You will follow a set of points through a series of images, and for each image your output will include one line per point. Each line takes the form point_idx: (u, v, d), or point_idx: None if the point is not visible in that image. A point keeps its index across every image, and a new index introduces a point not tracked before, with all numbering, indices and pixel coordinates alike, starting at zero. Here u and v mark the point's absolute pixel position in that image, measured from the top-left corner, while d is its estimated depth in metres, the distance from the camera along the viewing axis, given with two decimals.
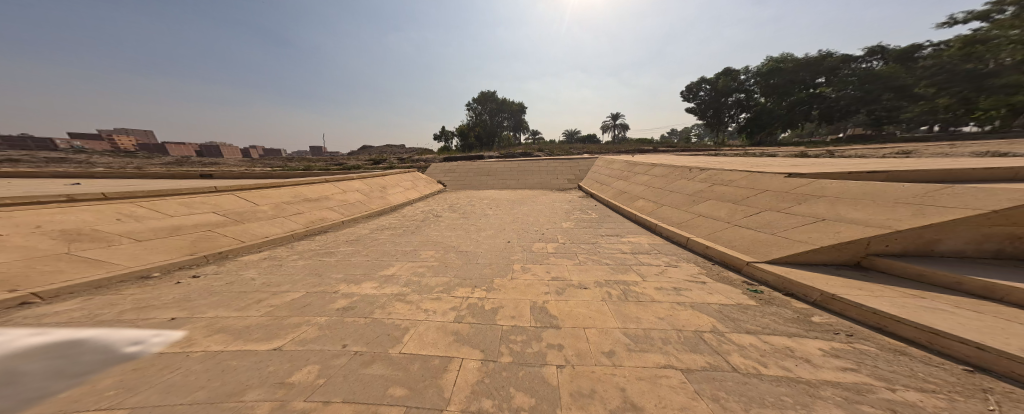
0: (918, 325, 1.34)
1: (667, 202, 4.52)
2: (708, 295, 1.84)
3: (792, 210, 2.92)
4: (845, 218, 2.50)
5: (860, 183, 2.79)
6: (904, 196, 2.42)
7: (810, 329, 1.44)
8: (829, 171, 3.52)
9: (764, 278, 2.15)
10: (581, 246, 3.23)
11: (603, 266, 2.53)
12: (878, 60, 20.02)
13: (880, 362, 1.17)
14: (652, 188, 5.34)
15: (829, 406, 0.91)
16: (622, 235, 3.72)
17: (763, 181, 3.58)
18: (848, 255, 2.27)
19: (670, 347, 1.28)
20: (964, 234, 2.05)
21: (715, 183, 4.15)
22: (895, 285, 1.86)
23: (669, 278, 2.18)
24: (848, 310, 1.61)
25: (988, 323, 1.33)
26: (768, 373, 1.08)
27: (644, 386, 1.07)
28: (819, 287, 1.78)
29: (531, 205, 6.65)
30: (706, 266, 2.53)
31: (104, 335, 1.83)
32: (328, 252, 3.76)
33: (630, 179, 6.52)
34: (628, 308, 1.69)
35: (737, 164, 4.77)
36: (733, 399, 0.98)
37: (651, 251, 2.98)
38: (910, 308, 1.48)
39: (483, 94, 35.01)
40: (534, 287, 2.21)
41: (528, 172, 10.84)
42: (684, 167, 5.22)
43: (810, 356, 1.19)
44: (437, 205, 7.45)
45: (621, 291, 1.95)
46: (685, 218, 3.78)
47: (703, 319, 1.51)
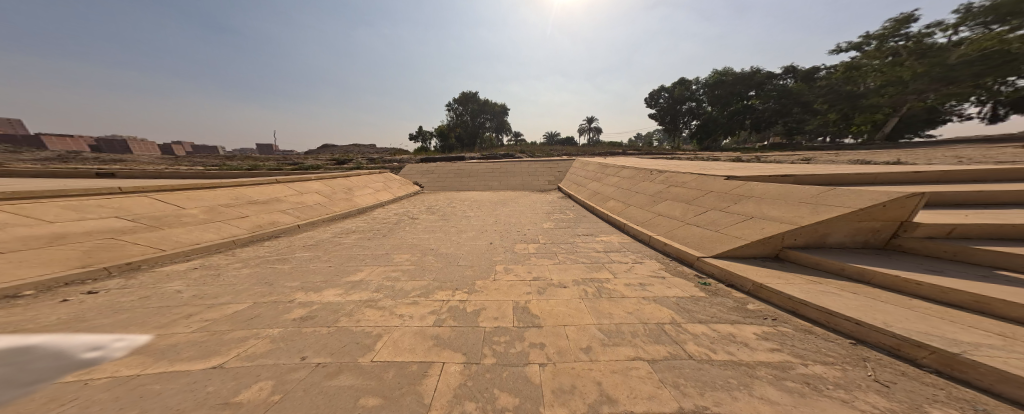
0: (819, 308, 1.67)
1: (634, 202, 4.88)
2: (668, 289, 2.07)
3: (729, 209, 3.38)
4: (767, 216, 2.98)
5: (776, 185, 3.33)
6: (804, 196, 2.96)
7: (746, 316, 1.71)
8: (759, 174, 4.13)
9: (710, 270, 2.47)
10: (559, 246, 3.36)
11: (579, 265, 2.67)
12: (791, 78, 23.77)
13: (795, 341, 1.45)
14: (621, 190, 5.73)
15: (763, 382, 1.10)
16: (594, 234, 3.97)
17: (708, 182, 4.07)
18: (770, 248, 2.71)
19: (639, 340, 1.42)
20: (845, 228, 2.58)
21: (672, 184, 4.59)
22: (805, 273, 2.29)
23: (636, 274, 2.39)
24: (772, 297, 1.94)
25: (865, 302, 1.72)
26: (717, 359, 1.26)
27: (618, 379, 1.17)
28: (751, 278, 2.11)
29: (513, 206, 6.70)
30: (666, 262, 2.82)
31: (58, 342, 1.67)
32: (283, 258, 3.35)
33: (602, 180, 6.90)
34: (602, 305, 1.82)
35: (690, 167, 5.34)
36: (691, 384, 1.13)
37: (621, 249, 3.23)
38: (814, 293, 1.84)
39: (465, 95, 34.23)
40: (515, 287, 2.25)
41: (504, 173, 10.83)
42: (647, 170, 5.68)
43: (748, 341, 1.42)
44: (411, 207, 7.08)
45: (597, 288, 2.09)
46: (648, 217, 4.15)
47: (664, 312, 1.70)
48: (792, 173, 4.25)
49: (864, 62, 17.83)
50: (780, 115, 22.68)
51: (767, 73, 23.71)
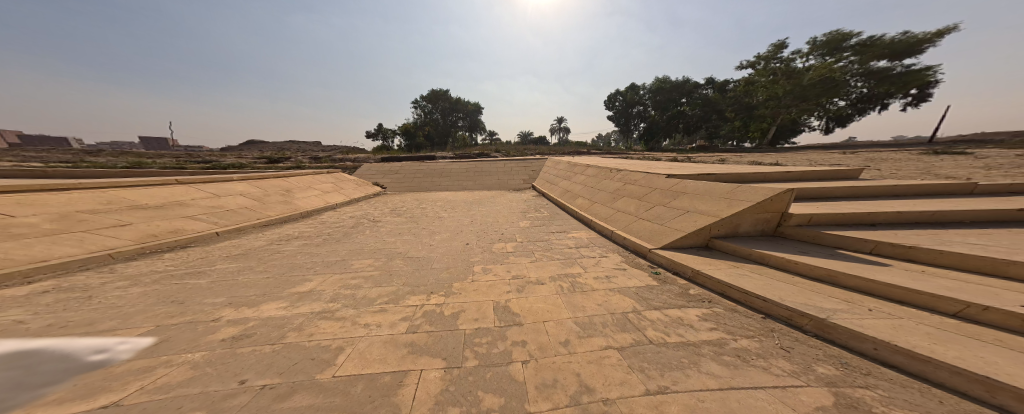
0: (740, 289, 2.07)
1: (597, 199, 5.26)
2: (629, 280, 2.32)
3: (672, 204, 3.88)
4: (698, 210, 3.51)
5: (702, 182, 3.93)
6: (721, 192, 3.56)
7: (690, 300, 2.03)
8: (695, 174, 4.81)
9: (660, 261, 2.84)
10: (533, 244, 3.45)
11: (553, 261, 2.80)
12: (711, 88, 27.96)
13: (726, 319, 1.77)
14: (585, 188, 6.11)
15: (707, 359, 1.33)
16: (564, 231, 4.19)
17: (654, 179, 4.59)
18: (701, 238, 3.22)
19: (609, 330, 1.57)
20: (752, 219, 3.20)
21: (626, 182, 5.06)
22: (730, 260, 2.79)
23: (602, 268, 2.61)
24: (707, 282, 2.32)
25: (770, 283, 2.18)
26: (672, 341, 1.47)
27: (594, 368, 1.29)
28: (691, 266, 2.49)
29: (488, 205, 6.61)
30: (626, 255, 3.14)
31: (59, 346, 1.59)
32: (207, 272, 2.78)
33: (569, 179, 7.28)
34: (575, 298, 1.96)
35: (641, 166, 5.94)
36: (652, 366, 1.30)
37: (588, 244, 3.48)
38: (737, 276, 2.27)
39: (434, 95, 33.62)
40: (495, 287, 2.27)
41: (473, 173, 10.59)
42: (607, 168, 6.14)
43: (693, 322, 1.68)
44: (373, 210, 6.51)
45: (570, 283, 2.23)
46: (610, 213, 4.54)
47: (627, 302, 1.90)
48: (719, 172, 5.04)
49: (753, 78, 21.85)
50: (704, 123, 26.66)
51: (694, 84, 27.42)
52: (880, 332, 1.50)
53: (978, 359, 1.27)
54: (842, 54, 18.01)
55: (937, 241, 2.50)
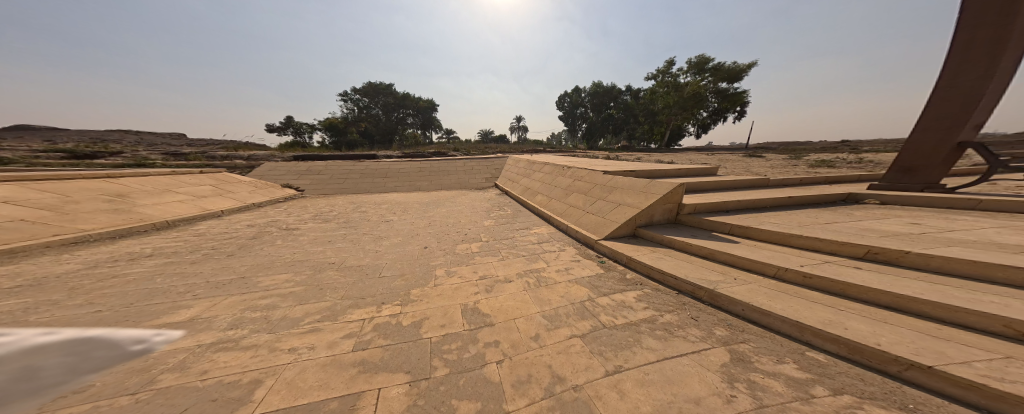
0: (661, 272, 2.58)
1: (550, 196, 5.69)
2: (582, 270, 2.88)
3: (608, 197, 4.45)
4: (624, 202, 4.12)
5: (624, 178, 4.57)
6: (638, 186, 4.22)
7: (628, 285, 2.54)
8: (623, 170, 5.60)
9: (603, 250, 3.31)
10: (498, 246, 3.65)
11: (518, 264, 3.07)
12: (629, 93, 32.23)
13: (652, 299, 2.27)
14: (540, 184, 6.51)
15: (646, 336, 1.79)
16: (522, 228, 4.50)
17: (594, 176, 5.13)
18: (628, 228, 3.77)
19: (574, 320, 1.98)
20: (662, 208, 3.91)
21: (575, 178, 5.53)
22: (654, 246, 3.46)
23: (562, 261, 3.14)
24: (639, 265, 2.79)
25: (677, 262, 2.79)
26: (621, 323, 1.94)
27: (563, 359, 1.60)
28: (625, 254, 2.99)
29: (448, 205, 6.42)
30: (578, 248, 3.62)
31: (107, 336, 1.86)
32: (73, 310, 2.17)
33: (522, 179, 7.66)
34: (541, 293, 2.41)
35: (585, 162, 6.58)
36: (606, 347, 1.70)
37: (547, 241, 3.87)
38: (659, 259, 2.85)
39: (373, 87, 30.95)
40: (462, 290, 2.48)
41: (424, 172, 9.93)
42: (559, 165, 6.58)
43: (631, 303, 2.20)
44: (289, 215, 5.60)
45: (537, 282, 2.63)
46: (564, 208, 4.95)
47: (582, 291, 2.43)
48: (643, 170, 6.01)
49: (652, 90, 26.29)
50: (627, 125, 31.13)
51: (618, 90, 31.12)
52: (744, 295, 2.11)
53: (791, 308, 1.93)
54: (704, 75, 23.16)
55: (765, 222, 3.59)
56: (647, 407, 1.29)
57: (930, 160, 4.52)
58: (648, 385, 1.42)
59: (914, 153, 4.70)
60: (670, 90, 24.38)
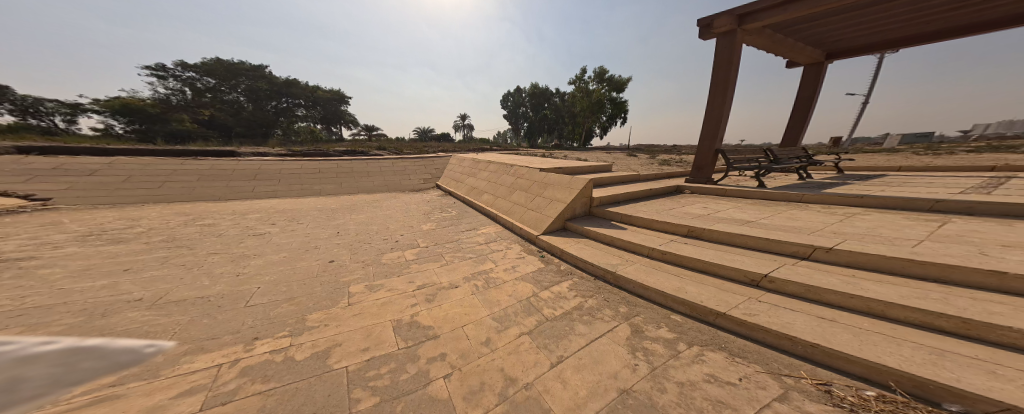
0: (589, 264, 2.98)
1: (493, 195, 5.71)
2: (527, 268, 3.06)
3: (544, 193, 4.72)
4: (554, 199, 4.44)
5: (553, 176, 4.92)
6: (563, 182, 4.60)
7: (561, 275, 2.91)
8: (551, 167, 6.00)
9: (545, 246, 3.61)
10: (444, 250, 3.50)
11: (468, 267, 3.02)
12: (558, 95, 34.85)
13: (584, 291, 2.62)
14: (484, 182, 6.48)
15: (577, 323, 2.11)
16: (467, 229, 4.43)
17: (532, 173, 5.36)
18: (559, 222, 4.06)
19: (522, 318, 2.14)
20: (582, 200, 4.38)
21: (517, 176, 5.66)
22: (582, 235, 3.87)
23: (509, 259, 3.25)
24: (572, 259, 3.19)
25: (595, 252, 3.27)
26: (560, 314, 2.21)
27: (513, 359, 1.70)
28: (559, 248, 3.39)
29: (377, 209, 5.79)
30: (523, 245, 3.78)
31: (101, 347, 1.77)
32: None
33: (466, 179, 7.49)
34: (490, 295, 2.46)
35: (525, 160, 6.82)
36: (546, 338, 1.93)
37: (494, 240, 3.91)
38: (587, 252, 3.26)
39: (214, 63, 25.89)
40: (394, 304, 2.31)
41: (348, 174, 8.76)
42: (502, 164, 6.64)
43: (565, 294, 2.54)
44: (138, 235, 4.13)
45: (485, 282, 2.68)
46: (507, 206, 5.04)
47: (527, 288, 2.61)
48: (572, 170, 6.59)
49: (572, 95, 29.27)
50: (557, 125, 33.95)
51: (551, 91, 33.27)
52: (644, 277, 2.65)
53: (672, 282, 2.53)
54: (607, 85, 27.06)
55: (658, 210, 4.42)
56: (582, 392, 1.49)
57: (707, 162, 6.28)
58: (582, 369, 1.64)
59: (701, 157, 6.33)
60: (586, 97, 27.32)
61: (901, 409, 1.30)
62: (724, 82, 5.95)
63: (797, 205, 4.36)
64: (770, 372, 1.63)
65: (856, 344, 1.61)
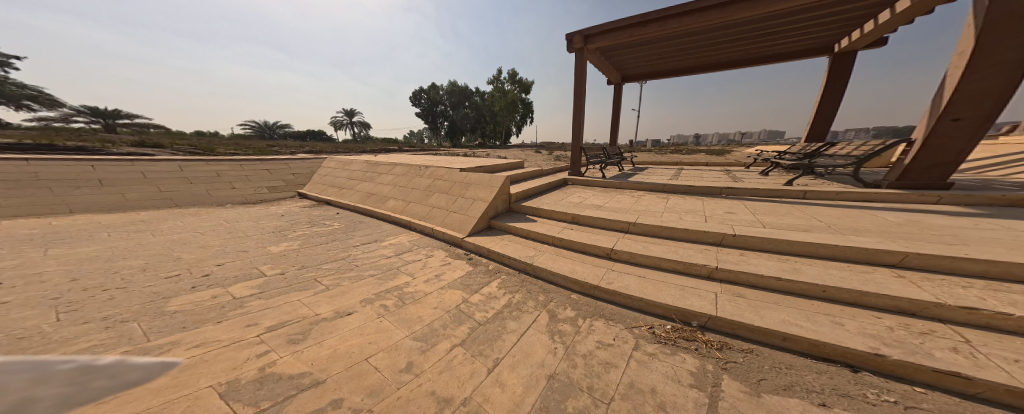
0: (514, 262, 2.94)
1: (400, 202, 5.12)
2: (454, 273, 2.81)
3: (467, 193, 4.52)
4: (477, 198, 4.29)
5: (476, 175, 4.78)
6: (485, 181, 4.54)
7: (489, 275, 2.76)
8: (471, 167, 5.83)
9: (472, 247, 3.42)
10: (333, 273, 2.83)
11: (365, 287, 2.52)
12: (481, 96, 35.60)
13: (514, 286, 2.56)
14: (387, 188, 5.79)
15: (508, 320, 2.00)
16: (360, 243, 3.75)
17: (452, 174, 5.10)
18: (482, 223, 3.93)
19: (452, 328, 1.88)
20: (503, 198, 4.37)
21: (434, 177, 5.32)
22: (507, 231, 3.84)
23: (431, 268, 2.91)
24: (499, 256, 3.10)
25: (518, 247, 3.29)
26: (490, 314, 2.07)
27: (445, 377, 1.45)
28: (487, 247, 3.25)
29: (188, 232, 4.19)
30: (447, 250, 3.49)
31: (113, 365, 1.54)
32: None
33: (369, 181, 6.48)
34: (409, 312, 2.10)
35: (443, 160, 6.46)
36: (478, 343, 1.74)
37: (409, 250, 3.46)
38: (512, 248, 3.23)
39: None
40: (228, 359, 1.61)
41: (31, 185, 5.15)
42: (415, 166, 6.05)
43: (494, 293, 2.41)
44: None
45: (399, 300, 2.27)
46: (425, 211, 4.59)
47: (455, 295, 2.36)
48: (491, 169, 6.58)
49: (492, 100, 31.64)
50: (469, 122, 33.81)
51: (472, 90, 33.40)
52: (562, 264, 2.79)
53: (582, 266, 2.75)
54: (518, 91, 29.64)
55: (571, 200, 4.83)
56: (519, 390, 1.39)
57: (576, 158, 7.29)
58: (516, 366, 1.54)
59: (573, 154, 7.29)
60: (502, 97, 29.80)
61: (681, 333, 1.91)
62: (578, 90, 7.11)
63: (671, 189, 5.58)
64: (626, 328, 1.98)
65: (657, 293, 2.27)
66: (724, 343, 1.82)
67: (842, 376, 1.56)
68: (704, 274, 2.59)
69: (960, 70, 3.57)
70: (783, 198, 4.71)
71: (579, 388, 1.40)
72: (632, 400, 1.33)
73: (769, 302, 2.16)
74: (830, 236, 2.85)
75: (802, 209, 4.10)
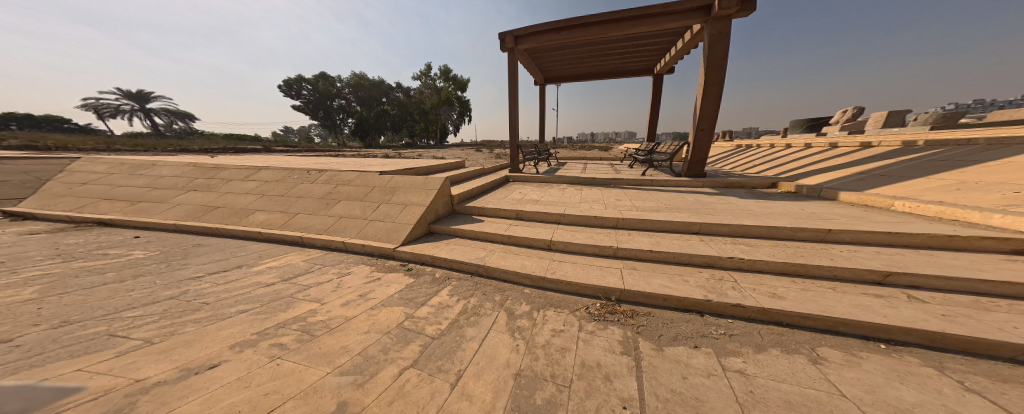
0: (456, 264, 2.90)
1: (275, 214, 4.27)
2: (388, 288, 2.55)
3: (392, 200, 4.22)
4: (410, 202, 4.04)
5: (411, 178, 4.63)
6: (418, 185, 4.39)
7: (437, 284, 2.61)
8: (393, 170, 5.43)
9: (407, 257, 3.19)
10: (164, 320, 2.01)
11: (226, 329, 1.91)
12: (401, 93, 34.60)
13: (461, 290, 2.50)
14: (247, 198, 4.76)
15: (465, 327, 1.94)
16: (203, 273, 2.83)
17: (369, 179, 4.88)
18: (421, 228, 3.70)
19: (397, 351, 1.70)
20: (444, 201, 4.24)
21: (338, 184, 4.85)
22: (444, 235, 3.72)
23: (351, 288, 2.56)
24: (440, 261, 2.98)
25: (459, 249, 3.22)
26: (443, 326, 1.96)
27: (401, 406, 1.31)
28: (426, 253, 3.08)
29: None
30: (375, 264, 3.15)
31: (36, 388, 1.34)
32: None
33: (217, 190, 5.07)
34: (330, 342, 1.78)
35: (352, 167, 6.13)
36: (430, 360, 1.62)
37: (308, 271, 2.94)
38: (456, 251, 3.14)
39: None
40: None
41: None
42: (300, 171, 5.42)
43: (445, 301, 2.31)
44: None
45: (302, 335, 1.86)
46: (329, 223, 3.96)
47: (396, 312, 2.15)
48: (429, 170, 6.16)
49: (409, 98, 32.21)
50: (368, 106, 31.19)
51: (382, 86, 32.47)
52: (512, 261, 2.85)
53: (525, 261, 2.86)
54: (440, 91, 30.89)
55: (510, 197, 4.98)
56: (489, 396, 1.37)
57: (516, 155, 7.43)
58: (483, 372, 1.51)
59: (512, 151, 7.43)
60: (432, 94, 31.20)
61: (608, 308, 2.23)
62: (514, 88, 7.27)
63: (578, 183, 6.39)
64: (571, 311, 2.19)
65: (589, 276, 2.56)
66: (634, 311, 2.20)
67: (699, 321, 2.10)
68: (611, 253, 3.07)
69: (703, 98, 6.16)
70: (666, 189, 6.02)
71: (544, 380, 1.48)
72: (587, 378, 1.49)
73: (653, 270, 2.75)
74: (717, 217, 3.77)
75: (673, 196, 5.31)
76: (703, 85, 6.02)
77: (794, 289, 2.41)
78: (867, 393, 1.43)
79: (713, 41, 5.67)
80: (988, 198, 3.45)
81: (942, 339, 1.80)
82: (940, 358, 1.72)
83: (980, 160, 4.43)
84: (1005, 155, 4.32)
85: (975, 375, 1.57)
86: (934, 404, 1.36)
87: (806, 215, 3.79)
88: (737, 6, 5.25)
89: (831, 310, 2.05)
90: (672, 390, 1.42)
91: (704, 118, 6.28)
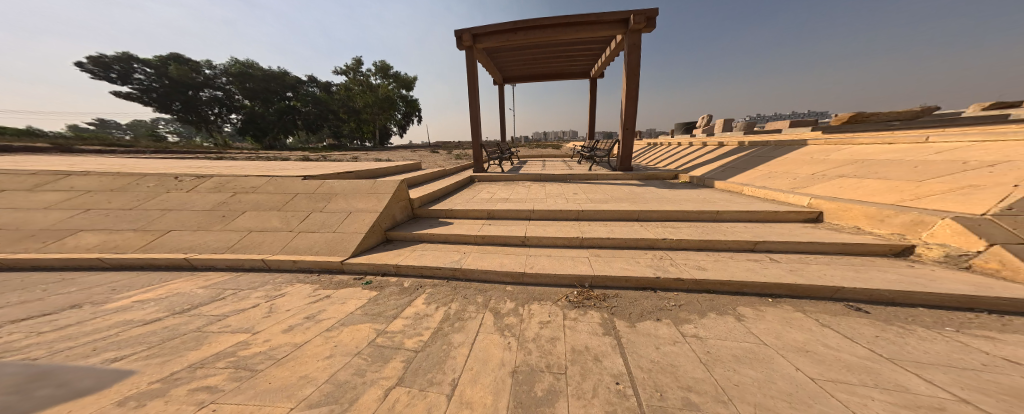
0: (421, 271, 2.75)
1: (122, 234, 3.41)
2: (346, 305, 2.29)
3: (327, 208, 3.78)
4: (360, 209, 3.67)
5: (354, 182, 4.22)
6: (366, 189, 4.04)
7: (406, 294, 2.44)
8: (328, 174, 4.87)
9: (361, 269, 2.90)
10: None
11: (84, 382, 1.43)
12: (316, 87, 31.41)
13: (433, 296, 2.37)
14: (52, 214, 3.66)
15: (449, 334, 1.86)
16: (8, 321, 2.06)
17: (289, 185, 4.28)
18: (375, 236, 3.41)
19: (376, 370, 1.54)
20: (400, 205, 3.96)
21: (237, 192, 4.15)
22: (404, 241, 3.49)
23: (296, 310, 2.22)
24: (403, 268, 2.79)
25: (423, 254, 3.05)
26: (425, 337, 1.85)
27: None
28: (388, 263, 2.85)
29: None
30: (321, 280, 2.78)
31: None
32: None
33: None
34: (286, 373, 1.53)
35: (256, 170, 5.54)
36: (411, 375, 1.51)
37: (215, 299, 2.43)
38: (424, 257, 2.97)
39: None
40: None
41: None
42: (166, 176, 4.54)
43: (421, 310, 2.17)
44: None
45: (238, 372, 1.54)
46: (234, 239, 3.34)
47: (363, 329, 1.94)
48: (373, 173, 5.67)
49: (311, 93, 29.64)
50: (254, 97, 27.43)
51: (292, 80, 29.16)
52: (487, 261, 2.83)
53: (495, 260, 2.85)
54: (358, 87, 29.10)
55: (468, 198, 4.89)
56: (489, 398, 1.34)
57: (480, 155, 7.31)
58: (479, 376, 1.47)
59: (475, 151, 7.29)
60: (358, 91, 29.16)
61: (586, 294, 2.37)
62: (474, 86, 7.14)
63: (520, 180, 6.58)
64: (552, 302, 2.27)
65: (565, 267, 2.67)
66: (606, 294, 2.38)
67: (655, 296, 2.37)
68: (581, 244, 3.26)
69: (630, 101, 6.89)
70: (605, 183, 6.59)
71: (541, 371, 1.50)
72: (579, 361, 1.58)
73: (613, 255, 3.02)
74: (666, 205, 4.29)
75: (610, 189, 5.84)
76: (627, 89, 6.77)
77: (719, 261, 2.89)
78: (778, 338, 1.80)
79: (631, 51, 6.45)
80: (787, 183, 4.68)
81: (798, 289, 2.35)
82: (802, 304, 2.26)
83: (776, 157, 6.01)
84: (787, 153, 5.96)
85: (823, 313, 2.11)
86: (815, 339, 1.79)
87: (717, 200, 4.57)
88: (645, 22, 6.09)
89: (747, 276, 2.52)
90: (652, 360, 1.58)
91: (629, 119, 7.06)
